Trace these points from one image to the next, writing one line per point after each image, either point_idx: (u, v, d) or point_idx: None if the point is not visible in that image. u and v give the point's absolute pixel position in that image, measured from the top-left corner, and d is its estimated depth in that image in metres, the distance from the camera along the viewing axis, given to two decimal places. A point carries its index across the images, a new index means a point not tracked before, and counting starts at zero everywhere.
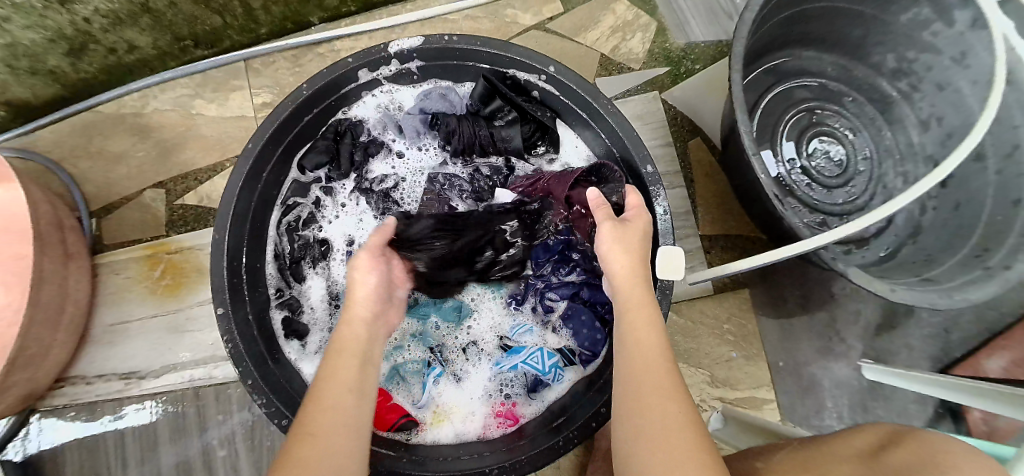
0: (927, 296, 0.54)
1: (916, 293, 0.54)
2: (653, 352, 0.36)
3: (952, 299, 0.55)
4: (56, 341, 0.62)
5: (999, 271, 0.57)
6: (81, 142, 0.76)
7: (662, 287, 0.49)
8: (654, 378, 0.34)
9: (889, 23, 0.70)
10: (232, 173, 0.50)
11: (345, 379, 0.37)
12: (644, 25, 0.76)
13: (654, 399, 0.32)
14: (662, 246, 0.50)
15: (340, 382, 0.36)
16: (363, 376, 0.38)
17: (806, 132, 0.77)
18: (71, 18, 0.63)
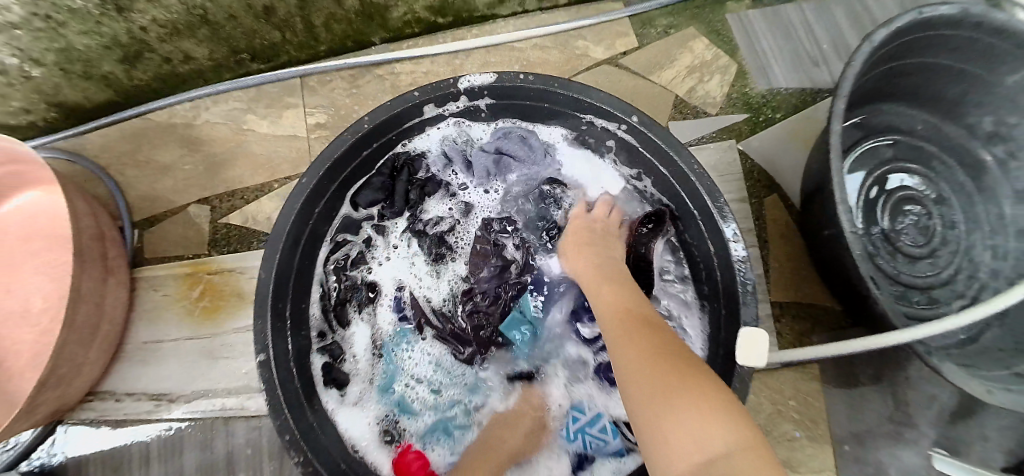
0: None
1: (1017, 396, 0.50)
2: (636, 345, 0.37)
3: None
4: (89, 357, 0.60)
5: None
6: (130, 148, 0.75)
7: (742, 373, 0.43)
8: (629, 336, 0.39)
9: (993, 86, 0.62)
10: (283, 206, 0.46)
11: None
12: (723, 66, 0.71)
13: (653, 393, 0.31)
14: (742, 327, 0.43)
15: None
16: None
17: (891, 195, 0.72)
18: (128, 26, 0.61)
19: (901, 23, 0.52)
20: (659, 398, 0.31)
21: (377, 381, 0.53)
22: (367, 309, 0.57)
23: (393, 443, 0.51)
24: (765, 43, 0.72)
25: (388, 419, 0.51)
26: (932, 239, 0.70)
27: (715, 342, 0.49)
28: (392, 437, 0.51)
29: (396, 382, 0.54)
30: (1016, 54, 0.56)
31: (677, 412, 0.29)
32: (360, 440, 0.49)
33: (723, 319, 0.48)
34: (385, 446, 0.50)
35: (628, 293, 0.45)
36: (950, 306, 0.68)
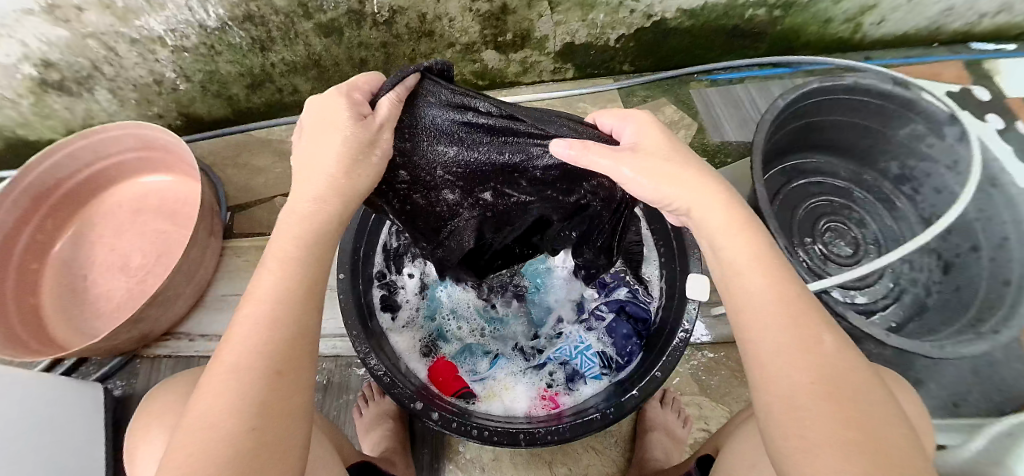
0: (921, 345, 0.67)
1: (913, 342, 0.66)
2: (762, 275, 0.34)
3: (944, 351, 0.66)
4: (184, 293, 0.75)
5: (990, 334, 0.70)
6: (232, 154, 0.97)
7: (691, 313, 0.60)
8: (781, 329, 0.31)
9: (891, 136, 0.90)
10: None
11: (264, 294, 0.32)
12: (687, 124, 0.98)
13: (786, 352, 0.31)
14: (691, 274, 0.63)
15: (259, 291, 0.32)
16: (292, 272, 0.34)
17: (820, 218, 0.93)
18: (263, 61, 0.86)
19: (805, 90, 0.80)
20: (785, 352, 0.31)
21: (422, 310, 0.70)
22: (418, 260, 0.74)
23: (430, 356, 0.66)
24: (718, 112, 1.00)
25: (428, 338, 0.68)
26: (858, 252, 0.91)
27: (669, 294, 0.64)
28: (430, 351, 0.66)
29: (437, 313, 0.71)
30: (904, 112, 0.84)
31: (798, 373, 0.30)
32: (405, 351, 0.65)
33: (677, 278, 0.64)
34: (424, 358, 0.65)
35: (711, 208, 0.38)
36: (876, 302, 0.90)
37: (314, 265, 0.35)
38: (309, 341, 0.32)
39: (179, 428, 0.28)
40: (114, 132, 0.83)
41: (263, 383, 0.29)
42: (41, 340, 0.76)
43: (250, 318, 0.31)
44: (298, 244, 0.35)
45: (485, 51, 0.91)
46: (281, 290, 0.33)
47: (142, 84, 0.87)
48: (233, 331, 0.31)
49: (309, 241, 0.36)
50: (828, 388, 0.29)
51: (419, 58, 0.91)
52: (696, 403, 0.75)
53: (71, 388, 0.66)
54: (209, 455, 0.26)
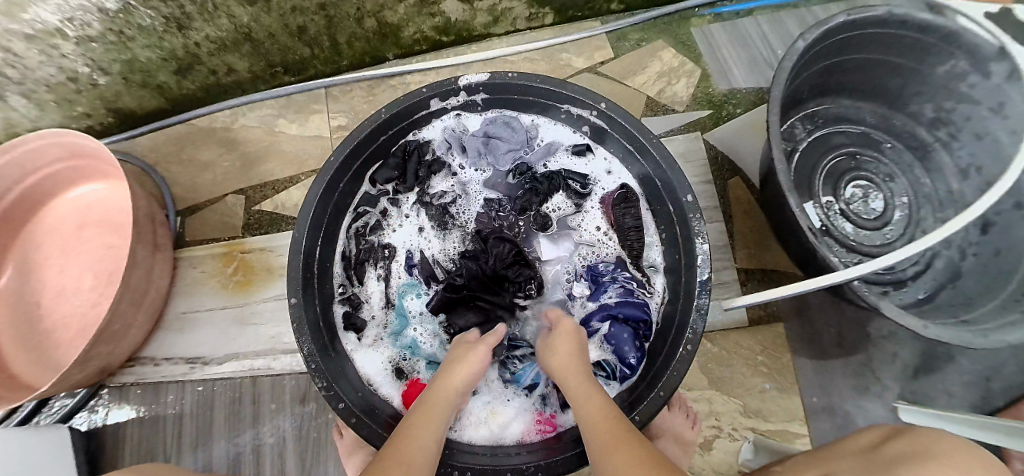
0: (962, 335, 0.56)
1: (954, 333, 0.57)
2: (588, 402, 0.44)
3: (990, 339, 0.57)
4: (138, 321, 0.69)
5: None
6: (174, 150, 0.86)
7: (696, 324, 0.51)
8: (599, 436, 0.40)
9: (926, 74, 0.74)
10: (312, 186, 0.57)
11: (435, 420, 0.44)
12: (689, 71, 0.83)
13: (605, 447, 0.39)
14: (699, 280, 0.53)
15: (425, 414, 0.45)
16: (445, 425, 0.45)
17: (846, 174, 0.81)
18: (185, 41, 0.73)
19: (830, 26, 0.65)
20: (610, 447, 0.38)
21: (390, 326, 0.62)
22: (384, 264, 0.66)
23: (405, 378, 0.60)
24: (725, 52, 0.85)
25: (398, 357, 0.61)
26: (887, 209, 0.80)
27: (673, 289, 0.59)
28: (403, 372, 0.60)
29: (406, 327, 0.62)
30: (943, 47, 0.69)
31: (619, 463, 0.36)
32: (374, 376, 0.59)
33: (682, 270, 0.57)
34: (396, 381, 0.59)
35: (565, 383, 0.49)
36: (906, 271, 0.80)
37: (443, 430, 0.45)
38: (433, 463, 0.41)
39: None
40: (31, 142, 0.72)
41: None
42: (3, 381, 0.72)
43: (416, 450, 0.41)
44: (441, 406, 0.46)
45: (444, 1, 0.76)
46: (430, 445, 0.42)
47: (56, 84, 0.74)
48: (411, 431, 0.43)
49: (440, 407, 0.46)
50: (647, 471, 0.35)
51: (367, 18, 0.77)
52: (706, 399, 0.68)
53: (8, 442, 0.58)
54: None
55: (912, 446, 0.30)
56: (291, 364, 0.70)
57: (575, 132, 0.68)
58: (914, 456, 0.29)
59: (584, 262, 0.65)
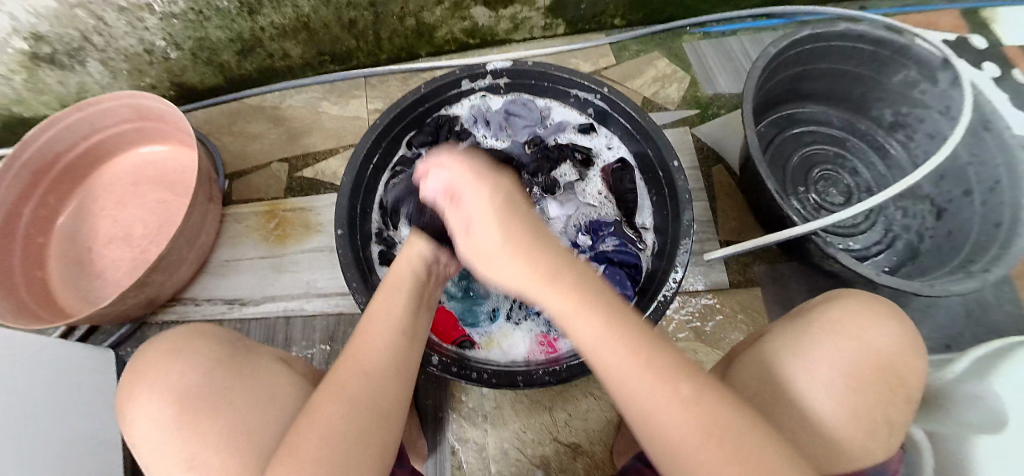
0: (913, 285, 0.69)
1: (900, 281, 0.69)
2: (595, 311, 0.30)
3: (935, 286, 0.70)
4: (187, 258, 0.78)
5: (981, 273, 0.73)
6: (226, 123, 0.97)
7: (683, 261, 0.62)
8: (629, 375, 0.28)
9: (885, 83, 0.89)
10: (359, 143, 0.68)
11: (392, 320, 0.42)
12: (680, 77, 0.97)
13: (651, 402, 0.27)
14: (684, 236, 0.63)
15: (384, 318, 0.42)
16: (412, 324, 0.43)
17: (815, 168, 0.93)
18: (252, 25, 0.85)
19: (798, 35, 0.79)
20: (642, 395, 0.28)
21: None
22: None
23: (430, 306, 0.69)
24: (712, 64, 0.99)
25: None
26: (851, 200, 0.91)
27: (662, 242, 0.70)
28: None
29: None
30: (898, 59, 0.85)
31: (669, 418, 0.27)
32: None
33: (670, 227, 0.68)
34: None
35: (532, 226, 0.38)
36: (868, 251, 0.93)
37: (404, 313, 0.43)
38: (407, 371, 0.40)
39: (307, 412, 0.34)
40: (107, 103, 0.83)
41: (363, 387, 0.35)
42: (53, 308, 0.80)
43: (374, 340, 0.39)
44: (397, 292, 0.45)
45: (474, 7, 0.90)
46: (386, 331, 0.40)
47: (133, 54, 0.86)
48: (363, 339, 0.40)
49: (400, 288, 0.46)
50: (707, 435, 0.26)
51: (408, 17, 0.90)
52: (690, 349, 0.79)
53: (61, 356, 0.66)
54: (335, 430, 0.32)
55: (820, 299, 0.47)
56: (321, 306, 0.80)
57: (582, 113, 0.79)
58: (823, 302, 0.46)
59: (586, 218, 0.76)
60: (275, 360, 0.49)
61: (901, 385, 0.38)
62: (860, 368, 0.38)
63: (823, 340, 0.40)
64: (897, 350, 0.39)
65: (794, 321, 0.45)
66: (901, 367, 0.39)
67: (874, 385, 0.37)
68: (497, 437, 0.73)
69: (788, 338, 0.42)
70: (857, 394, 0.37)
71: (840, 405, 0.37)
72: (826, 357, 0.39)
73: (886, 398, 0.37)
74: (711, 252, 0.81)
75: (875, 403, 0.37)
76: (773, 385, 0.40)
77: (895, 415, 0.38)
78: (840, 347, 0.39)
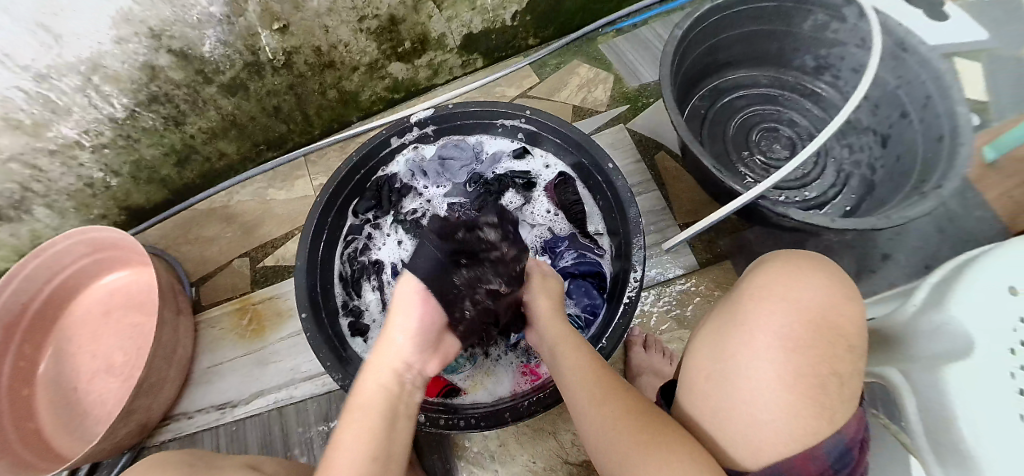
0: (871, 221, 0.70)
1: (858, 221, 0.70)
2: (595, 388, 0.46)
3: (892, 217, 0.71)
4: (169, 375, 0.78)
5: (933, 191, 0.75)
6: (182, 233, 0.98)
7: (638, 257, 0.63)
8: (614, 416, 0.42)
9: (797, 33, 0.92)
10: (304, 225, 0.69)
11: (366, 436, 0.43)
12: (603, 78, 1.00)
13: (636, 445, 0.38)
14: (634, 236, 0.65)
15: (360, 433, 0.43)
16: (391, 434, 0.45)
17: (753, 130, 0.96)
18: (182, 135, 0.87)
19: (699, 12, 0.82)
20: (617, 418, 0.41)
21: None
22: (376, 279, 0.78)
23: None
24: (630, 58, 1.02)
25: None
26: (795, 151, 0.93)
27: (617, 244, 0.72)
28: None
29: None
30: (801, 8, 0.88)
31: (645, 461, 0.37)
32: None
33: (620, 227, 0.70)
34: None
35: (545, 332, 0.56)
36: (826, 194, 0.95)
37: (381, 424, 0.45)
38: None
39: None
40: (61, 244, 0.84)
41: None
42: (49, 457, 0.79)
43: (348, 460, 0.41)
44: (374, 414, 0.45)
45: (390, 64, 0.93)
46: (360, 461, 0.41)
47: (75, 191, 0.87)
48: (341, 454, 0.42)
49: (377, 401, 0.47)
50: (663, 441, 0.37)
51: (329, 90, 0.93)
52: (678, 337, 0.80)
53: None
54: None
55: (751, 265, 0.48)
56: (311, 388, 0.80)
57: (512, 139, 0.81)
58: (754, 266, 0.47)
59: (539, 237, 0.78)
60: (240, 467, 0.50)
61: (840, 338, 0.38)
62: (793, 327, 0.38)
63: (753, 305, 0.40)
64: (827, 301, 0.39)
65: (729, 293, 0.45)
66: (835, 318, 0.39)
67: (812, 343, 0.37)
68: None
69: (725, 312, 0.43)
70: (798, 356, 0.36)
71: (789, 367, 0.36)
72: (763, 325, 0.38)
73: (828, 352, 0.37)
74: (668, 240, 0.82)
75: (817, 361, 0.37)
76: (718, 365, 0.39)
77: (840, 366, 0.37)
78: (769, 310, 0.39)
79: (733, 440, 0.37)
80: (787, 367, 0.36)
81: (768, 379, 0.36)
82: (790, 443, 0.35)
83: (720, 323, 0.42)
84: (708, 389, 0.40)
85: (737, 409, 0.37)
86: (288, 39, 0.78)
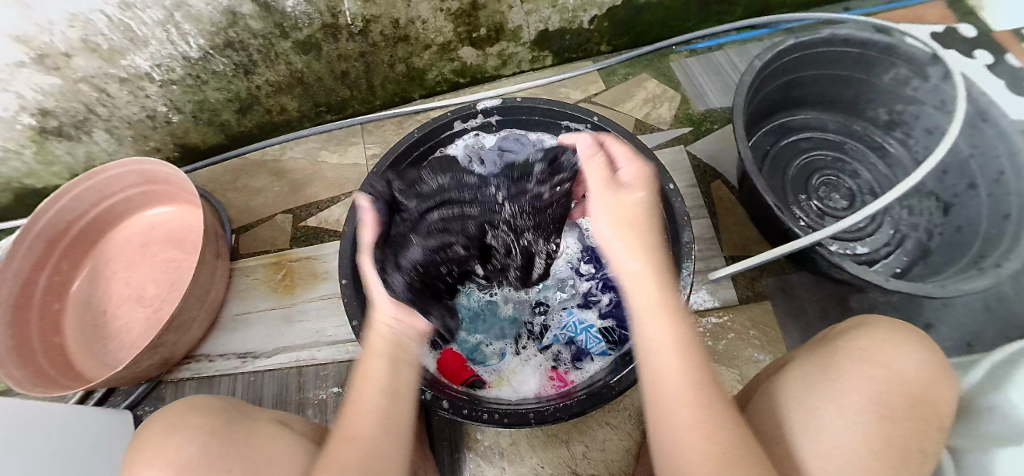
0: (927, 288, 0.68)
1: (917, 286, 0.68)
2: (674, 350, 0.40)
3: (947, 288, 0.69)
4: (199, 316, 0.79)
5: (994, 268, 0.72)
6: (229, 179, 1.00)
7: (687, 283, 0.62)
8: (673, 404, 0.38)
9: (875, 84, 0.90)
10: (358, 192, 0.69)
11: (376, 384, 0.45)
12: (670, 97, 0.98)
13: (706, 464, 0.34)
14: (685, 263, 0.63)
15: (371, 382, 0.45)
16: (396, 376, 0.46)
17: (812, 174, 0.94)
18: (249, 84, 0.88)
19: (782, 47, 0.80)
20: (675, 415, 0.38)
21: None
22: None
23: (438, 347, 0.68)
24: (699, 81, 1.00)
25: None
26: (853, 203, 0.91)
27: None
28: (438, 343, 0.68)
29: None
30: (885, 59, 0.85)
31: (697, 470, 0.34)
32: None
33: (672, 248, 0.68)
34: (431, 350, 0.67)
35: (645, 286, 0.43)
36: (878, 252, 0.92)
37: (388, 375, 0.46)
38: (399, 412, 0.45)
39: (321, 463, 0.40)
40: (115, 170, 0.86)
41: (352, 455, 0.40)
42: (70, 375, 0.81)
43: (365, 406, 0.44)
44: (374, 359, 0.46)
45: (462, 48, 0.93)
46: (376, 395, 0.44)
47: (137, 121, 0.89)
48: (356, 406, 0.44)
49: (380, 352, 0.47)
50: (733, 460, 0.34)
51: (398, 63, 0.93)
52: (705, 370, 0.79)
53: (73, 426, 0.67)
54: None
55: (845, 326, 0.47)
56: (333, 354, 0.81)
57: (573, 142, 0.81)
58: (847, 327, 0.47)
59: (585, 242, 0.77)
60: (275, 421, 0.49)
61: (932, 416, 0.38)
62: (888, 395, 0.37)
63: (847, 365, 0.40)
64: (925, 378, 0.39)
65: (817, 350, 0.45)
66: (932, 397, 0.38)
67: (906, 416, 0.36)
68: None
69: (812, 364, 0.43)
70: (891, 423, 0.36)
71: (882, 432, 0.36)
72: (856, 385, 0.38)
73: (919, 428, 0.37)
74: (717, 272, 0.81)
75: (910, 435, 0.36)
76: (802, 414, 0.39)
77: (928, 445, 0.37)
78: (865, 372, 0.39)
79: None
80: (876, 431, 0.36)
81: (855, 438, 0.36)
82: None
83: (807, 373, 0.42)
84: (783, 435, 0.39)
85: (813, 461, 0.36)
86: (371, 8, 0.78)
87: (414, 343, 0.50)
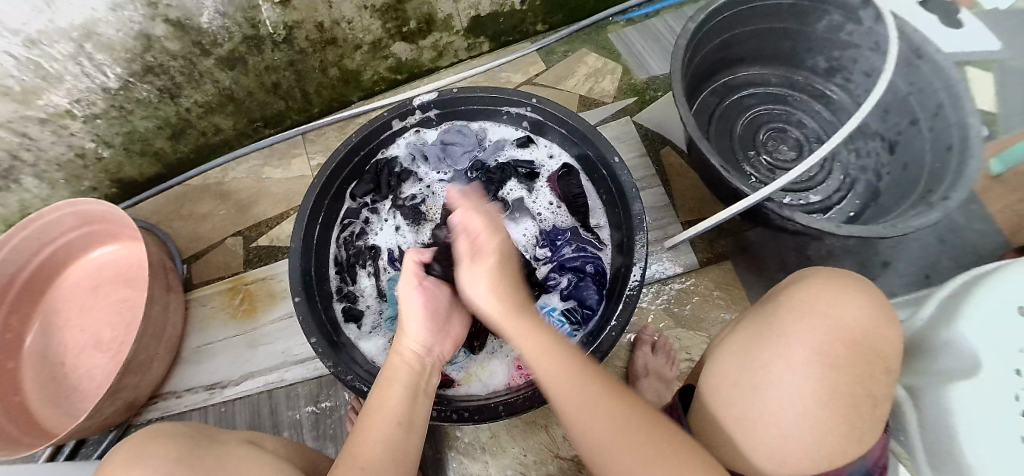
0: (875, 229, 0.69)
1: (866, 229, 0.69)
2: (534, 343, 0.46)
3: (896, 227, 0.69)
4: (157, 354, 0.77)
5: (940, 202, 0.73)
6: (175, 208, 0.96)
7: (640, 256, 0.62)
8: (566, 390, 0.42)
9: (812, 32, 0.90)
10: (300, 207, 0.67)
11: (392, 415, 0.45)
12: (611, 69, 0.97)
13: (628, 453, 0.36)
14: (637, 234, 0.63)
15: (384, 410, 0.45)
16: (410, 411, 0.47)
17: (760, 129, 0.94)
18: (177, 108, 0.85)
19: (714, 6, 0.80)
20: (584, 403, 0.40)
21: (386, 312, 0.73)
22: (371, 265, 0.77)
23: None
24: (639, 49, 0.99)
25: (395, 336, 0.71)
26: (801, 153, 0.92)
27: (618, 239, 0.70)
28: None
29: None
30: (818, 7, 0.85)
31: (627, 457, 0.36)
32: (376, 355, 0.69)
33: (622, 222, 0.68)
34: None
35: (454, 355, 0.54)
36: (830, 198, 0.94)
37: (405, 403, 0.47)
38: (411, 438, 0.45)
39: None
40: (51, 215, 0.82)
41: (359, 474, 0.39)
42: (34, 432, 0.78)
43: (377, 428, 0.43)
44: (397, 384, 0.48)
45: (394, 43, 0.90)
46: (387, 424, 0.44)
47: (66, 162, 0.85)
48: (370, 426, 0.44)
49: (398, 382, 0.49)
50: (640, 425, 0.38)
51: (331, 67, 0.90)
52: (674, 337, 0.80)
53: None
54: None
55: (791, 280, 0.47)
56: (302, 372, 0.80)
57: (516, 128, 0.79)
58: (794, 280, 0.46)
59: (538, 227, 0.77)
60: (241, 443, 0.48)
61: (878, 358, 0.38)
62: (833, 345, 0.37)
63: (791, 320, 0.40)
64: (870, 323, 0.39)
65: (763, 308, 0.45)
66: (875, 341, 0.38)
67: (850, 364, 0.37)
68: (501, 469, 0.73)
69: (759, 324, 0.42)
70: (834, 373, 0.36)
71: (824, 386, 0.36)
72: (800, 340, 0.38)
73: (867, 373, 0.37)
74: (673, 237, 0.81)
75: (855, 381, 0.36)
76: (747, 374, 0.40)
77: (875, 388, 0.37)
78: (810, 325, 0.39)
79: (754, 446, 0.38)
80: (819, 385, 0.36)
81: (799, 391, 0.36)
82: (814, 457, 0.36)
83: (754, 333, 0.42)
84: (733, 395, 0.40)
85: (760, 420, 0.37)
86: (291, 13, 0.75)
87: (434, 373, 0.54)
